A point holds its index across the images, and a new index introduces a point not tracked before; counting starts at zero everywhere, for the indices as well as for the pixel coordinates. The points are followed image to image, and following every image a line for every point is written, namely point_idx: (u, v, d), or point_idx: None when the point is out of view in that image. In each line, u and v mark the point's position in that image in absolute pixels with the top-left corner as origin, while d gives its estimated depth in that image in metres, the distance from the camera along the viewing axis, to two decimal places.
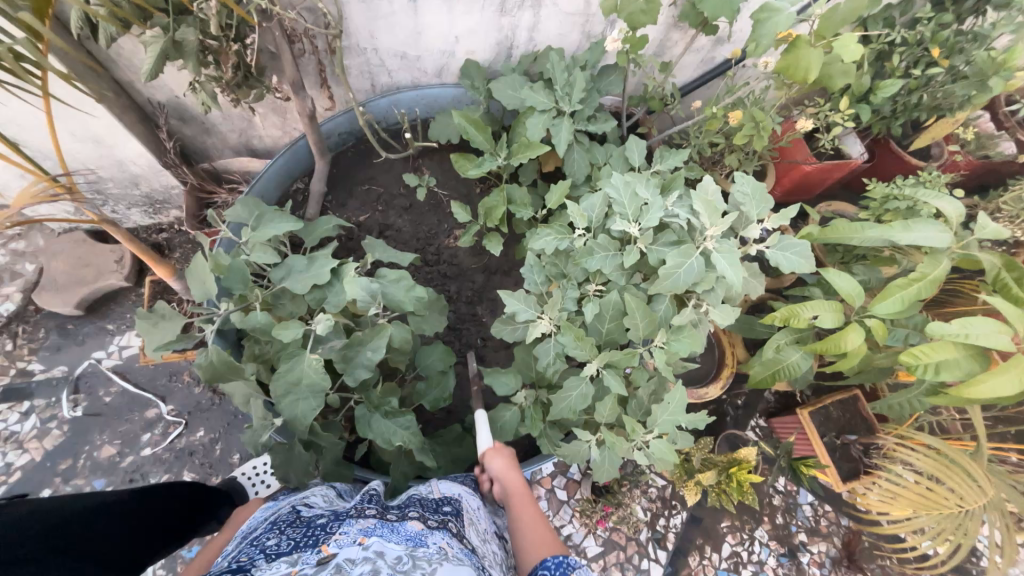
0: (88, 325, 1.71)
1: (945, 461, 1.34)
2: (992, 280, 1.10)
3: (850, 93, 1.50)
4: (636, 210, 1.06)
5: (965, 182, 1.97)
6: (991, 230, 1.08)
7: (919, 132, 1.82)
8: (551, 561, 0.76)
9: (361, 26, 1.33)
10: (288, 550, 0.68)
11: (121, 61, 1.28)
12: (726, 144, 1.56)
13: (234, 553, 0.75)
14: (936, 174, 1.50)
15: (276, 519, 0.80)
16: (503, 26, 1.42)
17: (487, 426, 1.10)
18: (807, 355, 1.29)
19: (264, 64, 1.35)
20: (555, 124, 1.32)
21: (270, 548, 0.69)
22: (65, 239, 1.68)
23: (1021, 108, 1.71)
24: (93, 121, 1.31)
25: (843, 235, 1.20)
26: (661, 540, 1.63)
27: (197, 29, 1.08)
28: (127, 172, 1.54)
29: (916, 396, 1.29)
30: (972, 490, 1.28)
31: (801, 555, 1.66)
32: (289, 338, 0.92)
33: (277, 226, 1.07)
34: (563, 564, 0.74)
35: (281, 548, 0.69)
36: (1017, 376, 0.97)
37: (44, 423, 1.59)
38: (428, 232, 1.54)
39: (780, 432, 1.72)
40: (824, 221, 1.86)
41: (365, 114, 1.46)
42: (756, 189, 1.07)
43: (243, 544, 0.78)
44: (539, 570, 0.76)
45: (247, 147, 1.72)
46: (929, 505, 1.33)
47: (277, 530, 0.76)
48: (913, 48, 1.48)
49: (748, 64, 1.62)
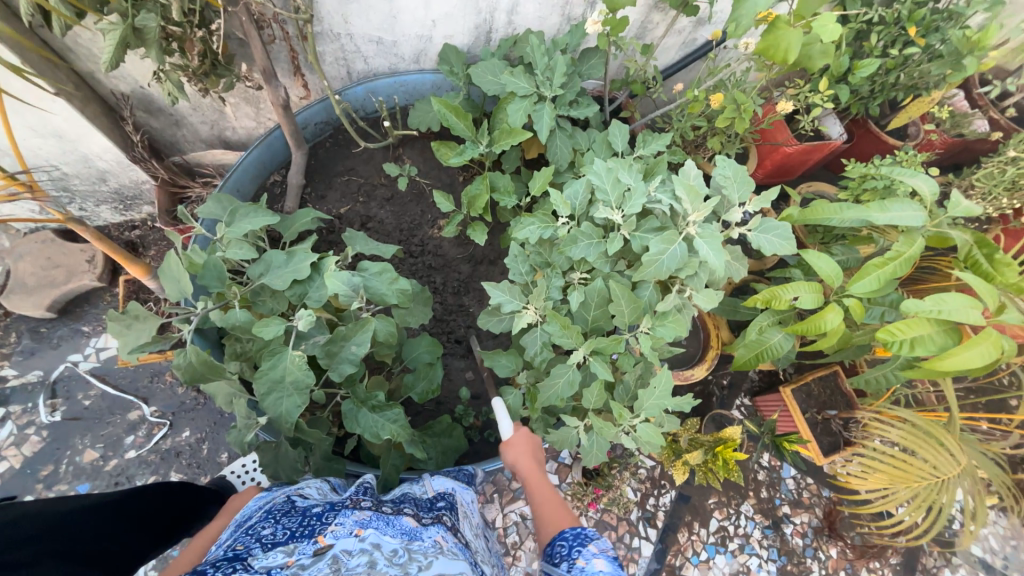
0: (62, 327, 1.65)
1: (921, 434, 1.39)
2: (964, 257, 1.13)
3: (830, 74, 1.51)
4: (619, 196, 1.05)
5: (939, 161, 2.01)
6: (963, 208, 1.10)
7: (896, 112, 1.84)
8: (568, 533, 0.82)
9: (334, 11, 1.28)
10: (285, 540, 0.68)
11: (79, 51, 1.22)
12: (708, 127, 1.56)
13: (229, 542, 0.73)
14: (913, 153, 1.52)
15: (272, 508, 0.80)
16: (481, 9, 1.38)
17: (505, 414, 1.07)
18: (789, 336, 1.32)
19: (232, 52, 1.29)
20: (536, 110, 1.30)
21: (266, 538, 0.68)
22: (32, 239, 1.61)
23: (994, 86, 1.74)
24: (52, 115, 1.24)
25: (823, 216, 1.21)
26: (651, 519, 1.67)
27: (158, 15, 1.03)
28: (94, 168, 1.48)
29: (892, 370, 1.33)
30: (946, 462, 1.34)
31: (784, 526, 1.72)
32: (270, 336, 0.90)
33: (253, 222, 1.04)
34: (581, 535, 0.81)
35: (277, 537, 0.69)
36: (987, 348, 1.01)
37: (21, 429, 1.55)
38: (411, 223, 1.51)
39: (764, 410, 1.76)
40: (805, 202, 1.88)
41: (342, 102, 1.42)
42: (738, 172, 1.07)
43: (239, 532, 0.76)
44: (557, 542, 0.82)
45: (220, 139, 1.66)
46: (908, 480, 1.38)
47: (272, 519, 0.75)
48: (890, 28, 1.49)
49: (729, 45, 1.61)
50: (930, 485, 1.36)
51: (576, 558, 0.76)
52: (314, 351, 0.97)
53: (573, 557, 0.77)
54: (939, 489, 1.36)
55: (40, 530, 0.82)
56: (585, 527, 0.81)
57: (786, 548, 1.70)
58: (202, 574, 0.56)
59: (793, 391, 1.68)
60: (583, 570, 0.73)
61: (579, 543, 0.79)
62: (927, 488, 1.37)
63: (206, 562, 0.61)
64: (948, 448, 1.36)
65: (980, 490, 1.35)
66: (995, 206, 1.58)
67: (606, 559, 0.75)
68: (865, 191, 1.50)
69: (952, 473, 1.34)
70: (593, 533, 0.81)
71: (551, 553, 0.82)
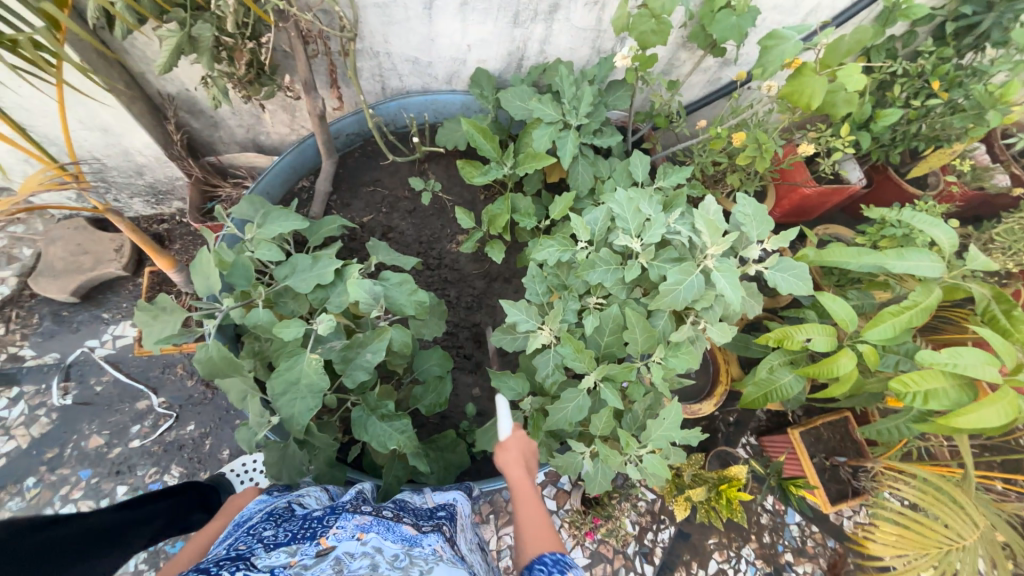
0: (83, 312, 1.69)
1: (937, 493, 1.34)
2: (981, 311, 1.13)
3: (852, 120, 1.53)
4: (639, 226, 1.07)
5: (960, 212, 2.01)
6: (984, 261, 1.11)
7: (917, 161, 1.85)
8: (548, 558, 0.74)
9: (376, 31, 1.35)
10: (287, 541, 0.68)
11: (135, 53, 1.29)
12: (728, 163, 1.59)
13: (229, 542, 0.73)
14: (933, 203, 1.52)
15: (273, 511, 0.80)
16: (515, 38, 1.44)
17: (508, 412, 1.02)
18: (800, 378, 1.31)
19: (277, 62, 1.36)
20: (561, 137, 1.34)
21: (268, 539, 0.69)
22: (65, 225, 1.67)
23: (1017, 142, 1.74)
24: (102, 110, 1.31)
25: (839, 259, 1.21)
26: (648, 555, 1.63)
27: (213, 26, 1.10)
28: (133, 162, 1.54)
29: (904, 422, 1.31)
30: (964, 524, 1.29)
31: (786, 575, 1.67)
32: (290, 337, 0.92)
33: (283, 225, 1.07)
34: (560, 561, 0.74)
35: (279, 539, 0.69)
36: (1004, 407, 1.00)
37: (32, 410, 1.58)
38: (430, 236, 1.55)
39: (771, 451, 1.73)
40: (822, 243, 1.89)
41: (375, 116, 1.48)
42: (758, 211, 1.09)
43: (240, 533, 0.76)
44: (533, 565, 0.74)
45: (254, 143, 1.73)
46: (926, 545, 1.31)
47: (273, 522, 0.76)
48: (913, 80, 1.52)
49: (753, 86, 1.65)
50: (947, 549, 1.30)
51: None
52: (330, 355, 0.98)
53: None
54: (956, 553, 1.29)
55: (76, 559, 0.84)
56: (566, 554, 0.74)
57: None
58: (206, 571, 0.56)
59: (801, 434, 1.65)
60: None
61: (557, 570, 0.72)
62: (943, 554, 1.30)
63: (209, 560, 0.62)
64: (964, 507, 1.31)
65: (998, 554, 1.28)
66: (1015, 262, 1.57)
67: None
68: (883, 238, 1.51)
69: (971, 535, 1.28)
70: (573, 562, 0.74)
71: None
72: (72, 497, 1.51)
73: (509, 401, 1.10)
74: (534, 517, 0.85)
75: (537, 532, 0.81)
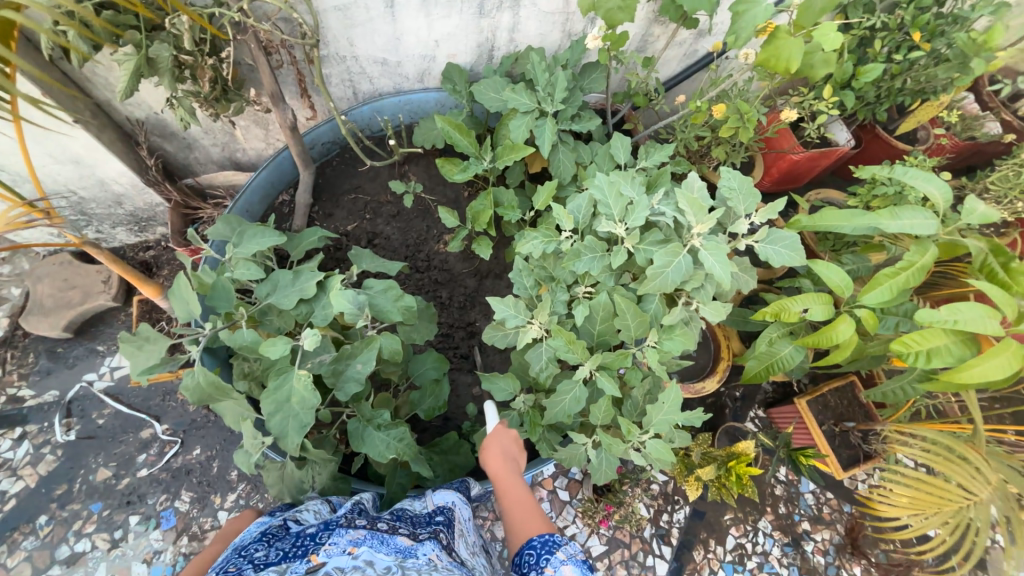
0: (78, 347, 1.69)
1: (946, 453, 1.33)
2: (980, 266, 1.11)
3: (834, 81, 1.49)
4: (622, 209, 1.05)
5: (953, 164, 1.98)
6: (978, 213, 1.08)
7: (905, 116, 1.82)
8: (537, 541, 0.82)
9: (339, 34, 1.32)
10: (277, 561, 0.68)
11: (96, 80, 1.26)
12: (712, 137, 1.56)
13: (221, 564, 0.73)
14: (924, 157, 1.49)
15: (266, 530, 0.80)
16: (483, 28, 1.41)
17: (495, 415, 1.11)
18: (800, 347, 1.30)
19: (242, 77, 1.33)
20: (538, 126, 1.31)
21: (259, 559, 0.69)
22: (51, 261, 1.66)
23: (1005, 87, 1.70)
24: (70, 142, 1.29)
25: (832, 223, 1.19)
26: (665, 536, 1.63)
27: (171, 45, 1.07)
28: (110, 192, 1.52)
29: (910, 382, 1.30)
30: (974, 480, 1.28)
31: (805, 544, 1.67)
32: (276, 356, 0.90)
33: (261, 241, 1.05)
34: (549, 541, 0.81)
35: (269, 558, 0.69)
36: (1007, 359, 0.98)
37: (37, 448, 1.58)
38: (417, 238, 1.53)
39: (779, 423, 1.72)
40: (815, 209, 1.86)
41: (348, 122, 1.45)
42: (743, 184, 1.06)
43: (233, 554, 0.76)
44: (525, 550, 0.82)
45: (231, 161, 1.70)
46: (938, 503, 1.32)
47: (265, 542, 0.75)
48: (894, 33, 1.49)
49: (730, 55, 1.61)
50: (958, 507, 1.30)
51: (544, 567, 0.77)
52: (319, 370, 0.97)
53: (541, 566, 0.77)
54: (970, 509, 1.29)
55: None
56: (552, 534, 0.81)
57: (808, 566, 1.64)
58: None
59: (808, 403, 1.63)
60: None
61: (546, 551, 0.79)
62: (956, 510, 1.30)
63: None
64: (976, 466, 1.29)
65: (1014, 505, 1.26)
66: (1011, 210, 1.54)
67: (574, 564, 0.76)
68: (875, 198, 1.48)
69: (983, 493, 1.27)
70: (562, 539, 0.81)
71: (519, 561, 0.82)
72: (85, 531, 1.51)
73: (506, 397, 1.09)
74: (521, 505, 0.92)
75: (525, 519, 0.88)
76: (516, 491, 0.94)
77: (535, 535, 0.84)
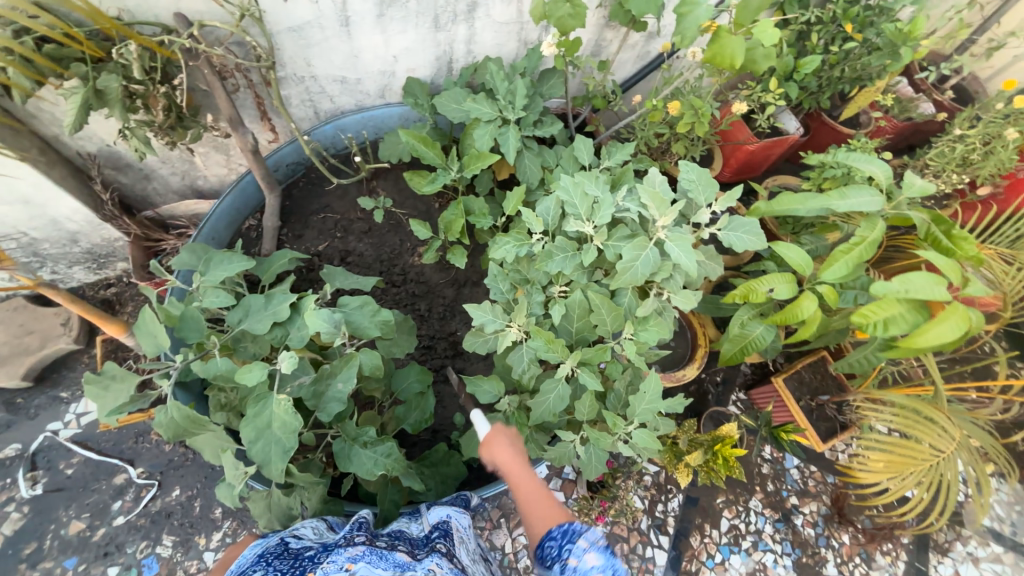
0: (39, 395, 1.60)
1: (912, 415, 1.40)
2: (925, 235, 1.18)
3: (778, 73, 1.58)
4: (588, 208, 1.07)
5: (894, 145, 2.10)
6: (917, 187, 1.15)
7: (846, 103, 1.93)
8: (557, 532, 0.85)
9: (295, 55, 1.32)
10: None
11: (41, 115, 1.22)
12: (670, 133, 1.62)
13: None
14: (866, 140, 1.58)
15: (265, 551, 0.78)
16: (440, 42, 1.43)
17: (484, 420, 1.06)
18: (770, 328, 1.35)
19: (198, 103, 1.31)
20: (502, 133, 1.33)
21: None
22: (3, 308, 1.58)
23: (932, 70, 1.83)
24: (17, 181, 1.24)
25: (787, 207, 1.24)
26: (661, 526, 1.65)
27: (120, 75, 1.05)
28: (64, 230, 1.46)
29: (874, 351, 1.37)
30: (941, 438, 1.35)
31: (794, 518, 1.72)
32: (253, 382, 0.88)
33: (229, 268, 1.03)
34: (569, 532, 0.84)
35: None
36: (956, 321, 1.05)
37: (0, 507, 1.48)
38: (391, 253, 1.52)
39: (759, 403, 1.78)
40: (773, 195, 1.94)
41: (312, 142, 1.44)
42: (701, 175, 1.11)
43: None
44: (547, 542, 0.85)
45: (192, 189, 1.66)
46: (910, 464, 1.37)
47: (264, 562, 0.73)
48: (828, 26, 1.58)
49: (680, 55, 1.68)
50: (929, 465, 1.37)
51: (567, 558, 0.81)
52: (300, 393, 0.96)
53: (564, 557, 0.81)
54: (940, 465, 1.36)
55: None
56: (572, 524, 0.85)
57: (799, 540, 1.70)
58: None
59: (785, 381, 1.70)
60: (577, 570, 0.78)
61: (568, 542, 0.83)
62: (929, 468, 1.37)
63: None
64: (942, 426, 1.36)
65: (977, 459, 1.35)
66: (949, 182, 1.66)
67: (597, 551, 0.80)
68: (826, 180, 1.56)
69: (950, 449, 1.35)
70: (581, 528, 0.84)
71: (541, 553, 0.86)
72: None
73: (492, 403, 1.10)
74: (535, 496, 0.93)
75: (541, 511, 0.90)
76: (529, 482, 0.95)
77: (555, 526, 0.86)
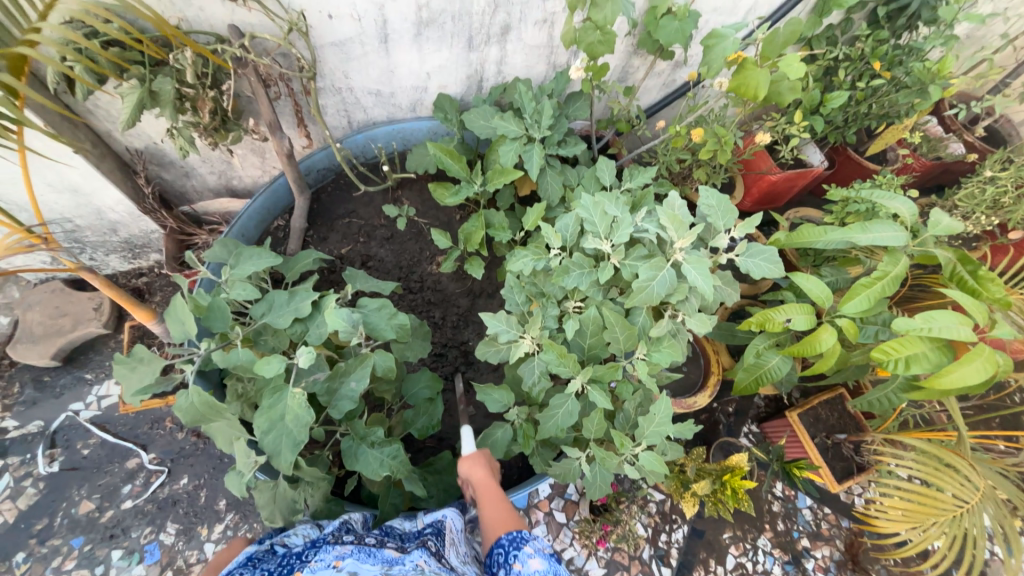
0: (65, 375, 1.66)
1: (933, 462, 1.34)
2: (950, 275, 1.16)
3: (803, 108, 1.59)
4: (607, 226, 1.09)
5: (921, 184, 2.08)
6: (944, 226, 1.14)
7: (872, 139, 1.93)
8: (507, 540, 0.86)
9: (335, 68, 1.39)
10: None
11: (98, 112, 1.31)
12: (691, 160, 1.64)
13: None
14: (893, 177, 1.57)
15: (254, 554, 0.79)
16: (472, 61, 1.49)
17: (471, 439, 1.11)
18: (786, 359, 1.32)
19: (241, 108, 1.39)
20: (526, 151, 1.39)
21: None
22: (42, 290, 1.66)
23: (961, 112, 1.82)
24: (69, 171, 1.32)
25: (808, 239, 1.24)
26: (665, 557, 1.60)
27: (173, 79, 1.13)
28: (105, 220, 1.55)
29: (893, 391, 1.33)
30: (964, 487, 1.29)
31: (805, 561, 1.65)
32: (271, 373, 0.91)
33: (257, 263, 1.08)
34: (517, 539, 0.86)
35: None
36: (983, 363, 1.02)
37: (18, 482, 1.53)
38: (410, 261, 1.56)
39: (772, 437, 1.73)
40: (794, 227, 1.93)
41: (343, 149, 1.51)
42: (721, 201, 1.11)
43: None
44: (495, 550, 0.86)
45: (227, 188, 1.74)
46: (932, 513, 1.30)
47: (251, 565, 0.74)
48: (856, 64, 1.60)
49: (705, 85, 1.71)
50: (954, 516, 1.29)
51: (514, 563, 0.82)
52: (313, 388, 0.98)
53: (510, 562, 0.83)
54: (965, 518, 1.28)
55: None
56: (521, 532, 0.86)
57: None
58: None
59: (800, 416, 1.66)
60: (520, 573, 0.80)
61: (515, 548, 0.84)
62: (952, 520, 1.30)
63: None
64: (965, 474, 1.31)
65: (1005, 513, 1.28)
66: (978, 225, 1.62)
67: (541, 557, 0.83)
68: (849, 215, 1.54)
69: (974, 499, 1.28)
70: (529, 535, 0.86)
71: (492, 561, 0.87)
72: (64, 568, 1.45)
73: (502, 409, 1.11)
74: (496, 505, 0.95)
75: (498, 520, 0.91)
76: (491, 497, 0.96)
77: (505, 534, 0.88)
